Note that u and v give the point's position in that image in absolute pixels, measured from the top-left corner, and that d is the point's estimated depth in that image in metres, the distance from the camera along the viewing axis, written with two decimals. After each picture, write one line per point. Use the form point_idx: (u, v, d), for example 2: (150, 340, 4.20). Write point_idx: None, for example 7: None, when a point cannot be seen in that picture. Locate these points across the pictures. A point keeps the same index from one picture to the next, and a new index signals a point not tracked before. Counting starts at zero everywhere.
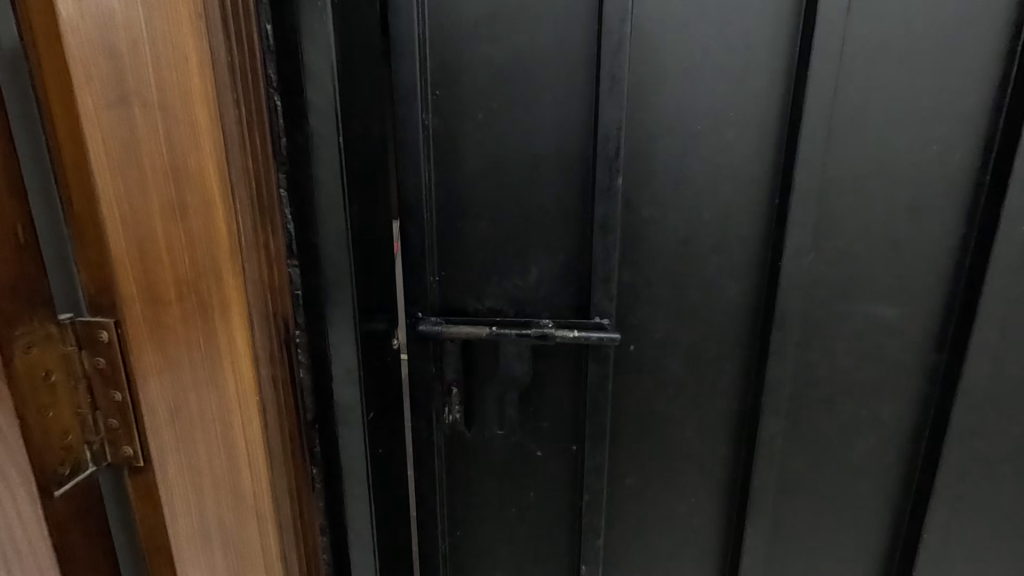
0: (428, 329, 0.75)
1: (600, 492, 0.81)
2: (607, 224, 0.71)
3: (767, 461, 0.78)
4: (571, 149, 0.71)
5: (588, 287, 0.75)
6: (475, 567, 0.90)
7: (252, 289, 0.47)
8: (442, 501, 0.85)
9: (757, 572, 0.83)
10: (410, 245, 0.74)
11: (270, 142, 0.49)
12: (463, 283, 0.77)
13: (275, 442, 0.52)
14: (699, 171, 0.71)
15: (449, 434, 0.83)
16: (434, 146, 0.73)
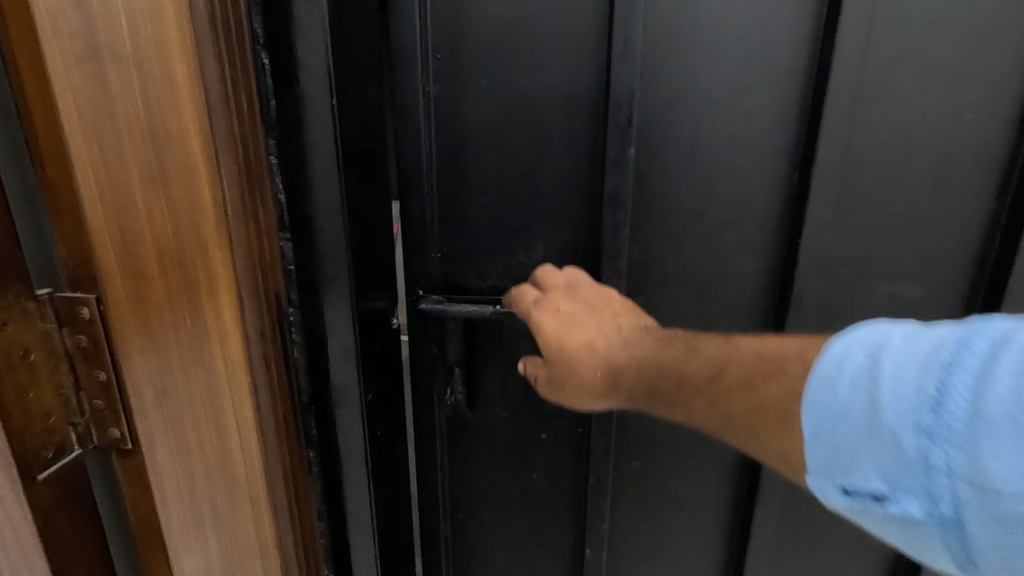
0: (430, 307, 0.73)
1: (605, 475, 0.79)
2: (617, 198, 0.68)
3: None
4: (581, 119, 0.67)
5: (596, 265, 0.72)
6: (477, 549, 0.88)
7: (243, 264, 0.44)
8: (444, 483, 0.83)
9: (764, 556, 0.82)
10: (411, 221, 0.71)
11: (257, 105, 0.46)
12: (466, 260, 0.74)
13: (269, 428, 0.49)
14: (715, 143, 0.67)
15: (452, 416, 0.80)
16: (436, 115, 0.69)
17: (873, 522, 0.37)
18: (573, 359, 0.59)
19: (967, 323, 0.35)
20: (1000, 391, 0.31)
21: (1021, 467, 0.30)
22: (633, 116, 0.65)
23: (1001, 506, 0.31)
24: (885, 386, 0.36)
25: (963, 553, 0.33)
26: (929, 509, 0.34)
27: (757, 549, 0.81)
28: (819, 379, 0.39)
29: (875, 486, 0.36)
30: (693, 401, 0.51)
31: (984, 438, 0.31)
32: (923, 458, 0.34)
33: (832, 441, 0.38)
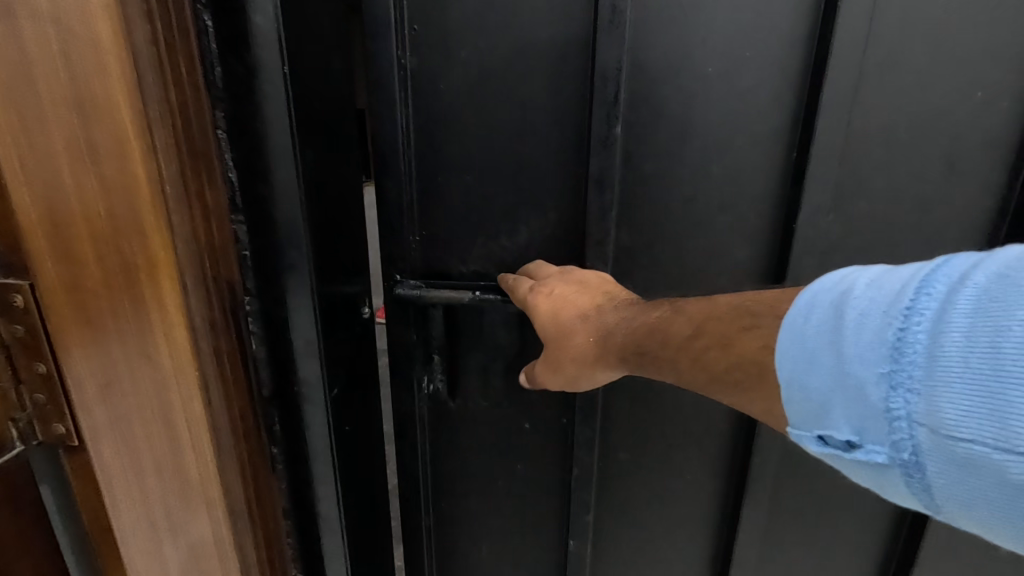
0: (407, 293, 0.69)
1: (589, 468, 0.77)
2: (603, 180, 0.64)
3: (770, 439, 0.73)
4: (566, 94, 0.63)
5: (582, 250, 0.68)
6: (459, 541, 0.86)
7: (186, 251, 0.41)
8: (426, 472, 0.81)
9: (752, 550, 0.80)
10: (387, 202, 0.67)
11: (201, 78, 0.42)
12: (447, 245, 0.70)
13: (221, 423, 0.47)
14: (709, 122, 0.63)
15: (432, 405, 0.77)
16: (412, 88, 0.64)
17: (848, 469, 0.39)
18: (571, 334, 0.58)
19: (922, 269, 0.36)
20: (953, 336, 0.32)
21: (969, 409, 0.31)
22: (620, 92, 0.62)
23: (955, 447, 0.32)
24: (850, 335, 0.37)
25: (926, 496, 0.35)
26: (892, 453, 0.35)
27: (744, 543, 0.79)
28: (790, 330, 0.40)
29: (845, 433, 0.37)
30: (679, 363, 0.49)
31: (939, 384, 0.32)
32: (885, 404, 0.35)
33: (804, 391, 0.39)
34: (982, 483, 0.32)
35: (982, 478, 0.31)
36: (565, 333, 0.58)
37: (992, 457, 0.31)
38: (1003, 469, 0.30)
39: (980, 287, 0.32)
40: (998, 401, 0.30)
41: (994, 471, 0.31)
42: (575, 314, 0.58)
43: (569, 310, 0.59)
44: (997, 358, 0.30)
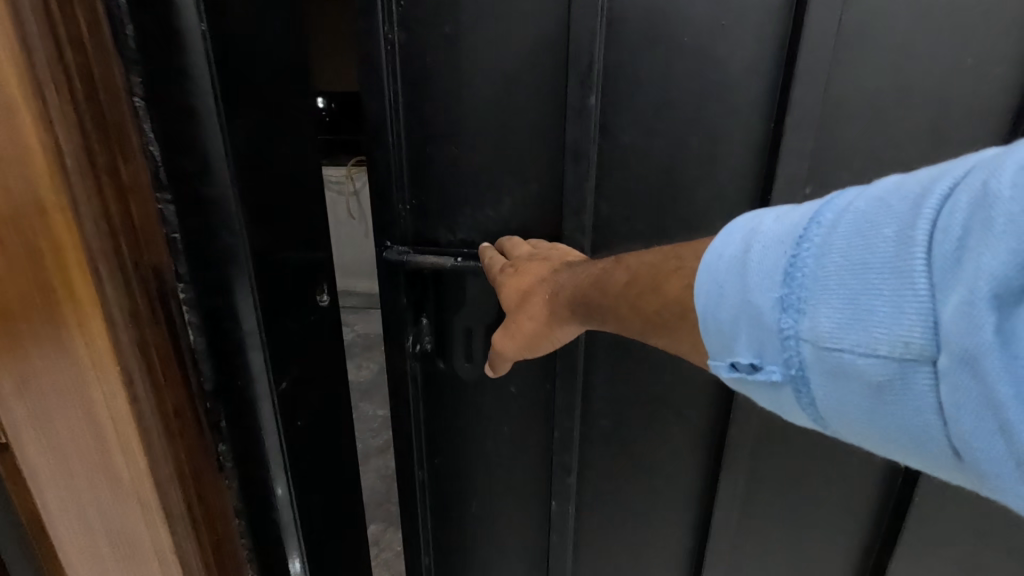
0: (394, 257, 0.73)
1: (571, 434, 0.80)
2: (579, 150, 0.66)
3: (749, 412, 0.73)
4: (545, 65, 0.65)
5: (560, 218, 0.71)
6: (449, 498, 0.91)
7: (117, 244, 0.48)
8: (420, 427, 0.85)
9: (729, 525, 0.81)
10: (376, 170, 0.71)
11: (122, 85, 0.49)
12: (439, 212, 0.74)
13: (141, 391, 0.52)
14: (686, 91, 0.64)
15: (422, 368, 0.81)
16: (400, 61, 0.67)
17: (753, 390, 0.43)
18: (532, 296, 0.63)
19: (818, 205, 0.41)
20: (832, 258, 0.37)
21: (842, 321, 0.36)
22: (597, 62, 0.63)
23: (831, 358, 0.37)
24: (753, 266, 0.41)
25: (813, 408, 0.40)
26: (785, 370, 0.40)
27: (722, 516, 0.80)
28: (706, 265, 0.45)
29: (749, 356, 0.42)
30: (619, 309, 0.54)
31: (820, 301, 0.37)
32: (779, 324, 0.39)
33: (716, 321, 0.43)
34: (853, 388, 0.36)
35: (853, 384, 0.36)
36: (526, 297, 0.63)
37: (858, 364, 0.35)
38: (866, 372, 0.35)
39: (860, 214, 0.37)
40: (864, 312, 0.35)
41: (863, 376, 0.35)
42: (537, 280, 0.64)
43: (529, 277, 0.64)
44: (864, 274, 0.35)
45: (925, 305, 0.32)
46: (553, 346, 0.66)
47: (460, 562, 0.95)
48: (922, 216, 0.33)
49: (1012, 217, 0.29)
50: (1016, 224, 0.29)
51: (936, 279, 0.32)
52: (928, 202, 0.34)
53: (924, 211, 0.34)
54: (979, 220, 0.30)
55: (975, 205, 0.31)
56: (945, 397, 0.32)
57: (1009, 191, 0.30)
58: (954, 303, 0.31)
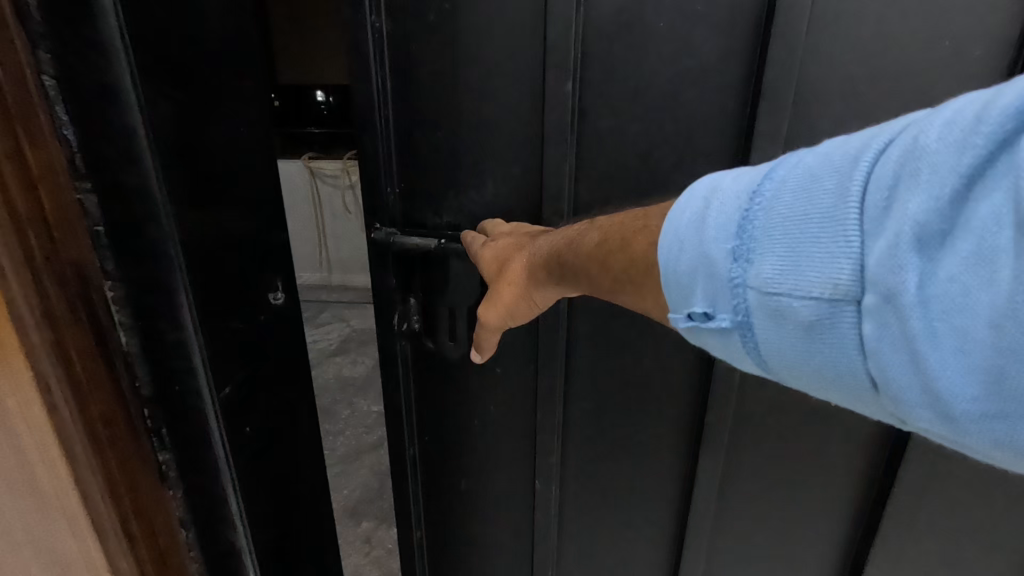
0: (382, 237, 0.76)
1: (553, 414, 0.83)
2: (556, 136, 0.68)
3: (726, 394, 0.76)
4: (523, 53, 0.67)
5: (539, 202, 0.73)
6: (438, 477, 0.92)
7: (30, 240, 0.50)
8: (411, 406, 0.87)
9: (710, 507, 0.83)
10: (366, 154, 0.73)
11: (26, 59, 0.49)
12: (426, 196, 0.76)
13: (56, 384, 0.54)
14: (660, 76, 0.65)
15: (412, 347, 0.83)
16: (387, 52, 0.69)
17: (703, 339, 0.45)
18: (507, 263, 0.67)
19: (771, 162, 0.43)
20: (779, 209, 0.39)
21: (785, 269, 0.38)
22: (572, 50, 0.65)
23: (774, 303, 0.39)
24: (708, 219, 0.43)
25: (756, 353, 0.42)
26: (734, 317, 0.42)
27: (702, 496, 0.83)
28: (669, 222, 0.46)
29: (702, 306, 0.43)
30: (589, 267, 0.57)
31: (765, 250, 0.39)
32: (729, 273, 0.41)
33: (673, 274, 0.45)
34: (791, 330, 0.39)
35: (792, 326, 0.38)
36: (502, 265, 0.68)
37: (796, 307, 0.37)
38: (802, 314, 0.37)
39: (806, 168, 0.39)
40: (803, 258, 0.37)
41: (800, 319, 0.38)
42: (511, 249, 0.68)
43: (508, 246, 0.69)
44: (805, 223, 0.37)
45: (856, 250, 0.35)
46: (530, 311, 0.70)
47: (452, 545, 0.97)
48: (860, 168, 0.36)
49: (937, 165, 0.32)
50: (940, 172, 0.31)
51: (867, 225, 0.34)
52: (865, 154, 0.36)
53: (861, 163, 0.36)
54: (909, 169, 0.33)
55: (906, 155, 0.33)
56: (868, 333, 0.35)
57: (935, 141, 0.32)
58: (882, 246, 0.33)
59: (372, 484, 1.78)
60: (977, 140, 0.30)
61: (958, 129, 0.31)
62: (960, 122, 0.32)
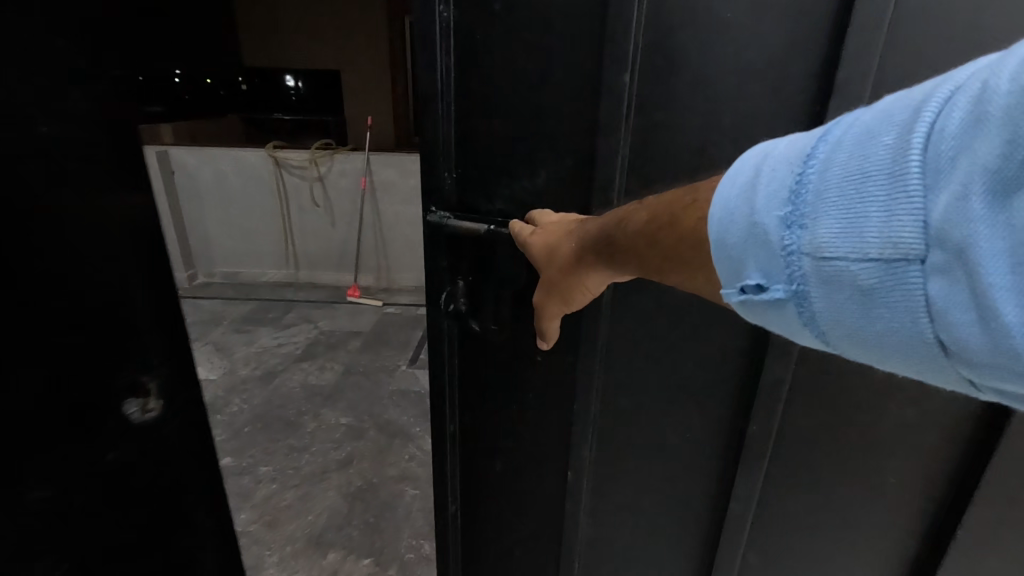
0: (435, 220, 0.78)
1: (589, 408, 0.83)
2: (614, 127, 0.68)
3: (771, 395, 0.76)
4: (584, 41, 0.67)
5: (589, 192, 0.73)
6: (473, 460, 0.93)
7: None
8: (453, 389, 0.88)
9: (747, 506, 0.85)
10: (426, 140, 0.75)
11: None
12: (480, 181, 0.76)
13: None
14: (723, 69, 0.64)
15: (457, 331, 0.84)
16: (453, 38, 0.70)
17: (757, 311, 0.47)
18: (557, 250, 0.68)
19: (825, 126, 0.43)
20: (834, 171, 0.40)
21: (840, 232, 0.39)
22: (633, 39, 0.64)
23: (829, 267, 0.39)
24: (761, 188, 0.44)
25: (810, 322, 0.43)
26: (788, 286, 0.43)
27: (741, 489, 0.84)
28: (721, 196, 0.48)
29: (755, 278, 0.45)
30: (641, 246, 0.57)
31: (819, 213, 0.40)
32: (783, 242, 0.42)
33: (726, 246, 0.47)
34: (845, 296, 0.39)
35: (845, 291, 0.39)
36: (553, 255, 0.69)
37: (852, 271, 0.38)
38: (858, 277, 0.38)
39: (863, 127, 0.40)
40: (860, 219, 0.38)
41: (855, 283, 0.38)
42: (559, 235, 0.69)
43: (556, 232, 0.69)
44: (863, 182, 0.38)
45: (917, 206, 0.35)
46: (587, 297, 0.70)
47: (480, 529, 0.98)
48: (921, 120, 0.36)
49: (1007, 109, 0.31)
50: (1008, 116, 0.31)
51: (929, 179, 0.34)
52: (928, 105, 0.36)
53: (924, 114, 0.36)
54: (977, 117, 0.33)
55: (973, 102, 0.33)
56: (932, 292, 0.35)
57: (1005, 85, 0.32)
58: (948, 200, 0.33)
59: (341, 509, 2.25)
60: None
61: None
62: None
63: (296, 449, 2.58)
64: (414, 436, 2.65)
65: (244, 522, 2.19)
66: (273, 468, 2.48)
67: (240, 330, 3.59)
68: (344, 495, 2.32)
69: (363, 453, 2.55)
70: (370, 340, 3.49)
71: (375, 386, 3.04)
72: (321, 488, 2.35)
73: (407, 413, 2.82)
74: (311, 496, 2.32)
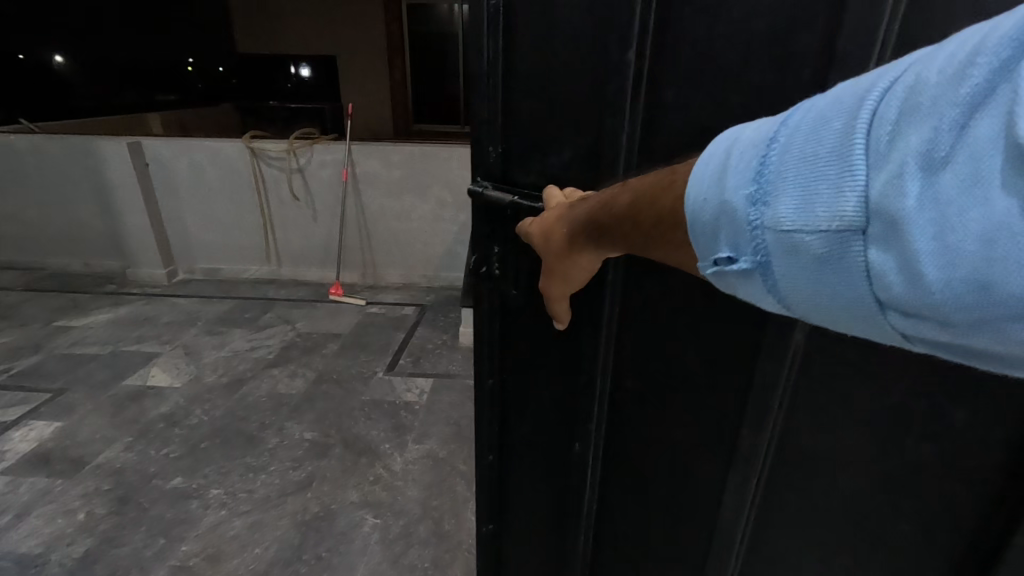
0: (473, 188, 0.89)
1: (593, 379, 0.96)
2: (622, 104, 0.77)
3: (764, 381, 0.83)
4: (596, 27, 0.74)
5: (600, 163, 0.82)
6: (507, 413, 1.06)
7: None
8: (492, 351, 1.00)
9: (739, 488, 0.91)
10: (474, 114, 0.85)
11: None
12: (518, 157, 0.86)
13: None
14: (728, 46, 0.71)
15: (494, 294, 0.96)
16: (499, 24, 0.78)
17: (728, 278, 0.58)
18: (551, 234, 0.78)
19: (785, 113, 0.53)
20: (791, 155, 0.49)
21: (795, 206, 0.48)
22: (641, 23, 0.73)
23: (788, 238, 0.49)
24: (732, 169, 0.54)
25: (774, 285, 0.53)
26: (755, 255, 0.53)
27: (737, 472, 0.90)
28: (697, 176, 0.58)
29: (727, 250, 0.55)
30: (628, 227, 0.67)
31: (778, 192, 0.50)
32: (750, 217, 0.52)
33: (701, 221, 0.57)
34: (802, 261, 0.49)
35: (802, 257, 0.49)
36: (549, 238, 0.79)
37: (805, 240, 0.48)
38: (812, 245, 0.48)
39: (818, 116, 0.49)
40: (813, 195, 0.47)
41: (807, 249, 0.48)
42: (553, 220, 0.78)
43: (551, 220, 0.78)
44: (816, 164, 0.48)
45: (860, 182, 0.44)
46: (585, 275, 0.81)
47: (509, 481, 1.12)
48: (864, 109, 0.45)
49: (934, 100, 0.40)
50: (936, 106, 0.40)
51: (871, 161, 0.44)
52: (869, 98, 0.45)
53: (866, 104, 0.46)
54: (911, 107, 0.42)
55: (907, 93, 0.43)
56: (873, 257, 0.44)
57: (932, 79, 0.41)
58: (886, 177, 0.43)
59: (291, 541, 2.14)
60: (972, 73, 0.39)
61: (953, 66, 0.40)
62: (960, 58, 0.40)
63: (259, 468, 2.48)
64: (382, 455, 2.58)
65: (183, 555, 2.07)
66: (225, 491, 2.36)
67: (213, 332, 3.52)
68: (298, 523, 2.21)
69: (324, 474, 2.46)
70: (348, 343, 3.44)
71: (347, 396, 2.97)
72: (273, 516, 2.24)
73: (377, 428, 2.75)
74: (260, 524, 2.20)
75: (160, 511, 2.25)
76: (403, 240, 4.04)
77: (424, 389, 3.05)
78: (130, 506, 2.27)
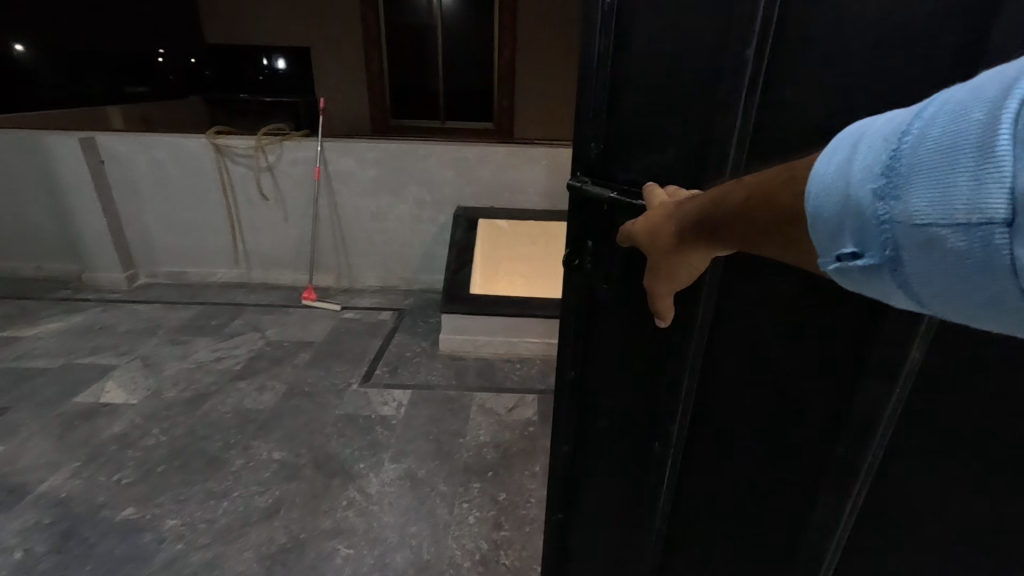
0: (570, 183, 0.87)
1: (678, 378, 0.93)
2: (733, 106, 0.75)
3: (877, 389, 0.79)
4: (717, 21, 0.72)
5: (704, 166, 0.79)
6: (585, 407, 1.05)
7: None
8: (575, 345, 0.99)
9: (836, 493, 0.88)
10: (581, 108, 0.83)
11: None
12: (620, 153, 0.84)
13: None
14: (863, 41, 0.66)
15: (585, 288, 0.94)
16: (613, 20, 0.77)
17: (852, 278, 0.49)
18: (658, 235, 0.72)
19: (923, 101, 0.45)
20: (927, 145, 0.41)
21: (933, 200, 0.40)
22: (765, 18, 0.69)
23: (923, 233, 0.41)
24: (857, 161, 0.46)
25: (907, 285, 0.45)
26: (882, 253, 0.45)
27: (836, 476, 0.87)
28: (815, 172, 0.50)
29: (850, 247, 0.47)
30: (749, 222, 0.59)
31: (910, 185, 0.42)
32: (877, 213, 0.44)
33: (820, 218, 0.49)
34: (939, 258, 0.41)
35: (938, 254, 0.41)
36: (653, 234, 0.73)
37: (943, 235, 0.40)
38: (951, 241, 0.40)
39: (959, 102, 0.41)
40: (952, 188, 0.39)
41: (948, 245, 0.40)
42: (659, 218, 0.72)
43: (657, 218, 0.72)
44: (955, 154, 0.39)
45: (1006, 173, 0.36)
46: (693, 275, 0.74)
47: (581, 471, 1.10)
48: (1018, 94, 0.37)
49: None
50: None
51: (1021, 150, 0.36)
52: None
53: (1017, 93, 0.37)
54: None
55: None
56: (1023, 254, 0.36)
57: None
58: None
59: None
60: None
61: None
62: None
63: (228, 492, 2.24)
64: (357, 475, 2.36)
65: None
66: (183, 521, 2.11)
67: (174, 341, 3.23)
68: (264, 556, 1.98)
69: (294, 498, 2.24)
70: (321, 352, 3.20)
71: (322, 411, 2.74)
72: (236, 548, 2.01)
73: (353, 446, 2.54)
74: (222, 558, 1.97)
75: (108, 547, 1.99)
76: (381, 241, 3.84)
77: (403, 403, 2.83)
78: (74, 541, 2.00)
